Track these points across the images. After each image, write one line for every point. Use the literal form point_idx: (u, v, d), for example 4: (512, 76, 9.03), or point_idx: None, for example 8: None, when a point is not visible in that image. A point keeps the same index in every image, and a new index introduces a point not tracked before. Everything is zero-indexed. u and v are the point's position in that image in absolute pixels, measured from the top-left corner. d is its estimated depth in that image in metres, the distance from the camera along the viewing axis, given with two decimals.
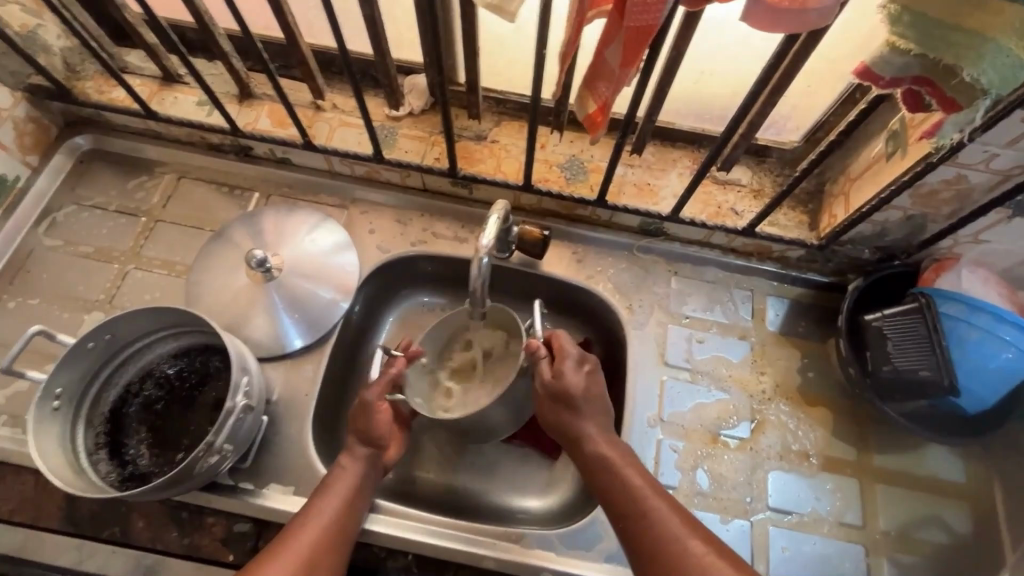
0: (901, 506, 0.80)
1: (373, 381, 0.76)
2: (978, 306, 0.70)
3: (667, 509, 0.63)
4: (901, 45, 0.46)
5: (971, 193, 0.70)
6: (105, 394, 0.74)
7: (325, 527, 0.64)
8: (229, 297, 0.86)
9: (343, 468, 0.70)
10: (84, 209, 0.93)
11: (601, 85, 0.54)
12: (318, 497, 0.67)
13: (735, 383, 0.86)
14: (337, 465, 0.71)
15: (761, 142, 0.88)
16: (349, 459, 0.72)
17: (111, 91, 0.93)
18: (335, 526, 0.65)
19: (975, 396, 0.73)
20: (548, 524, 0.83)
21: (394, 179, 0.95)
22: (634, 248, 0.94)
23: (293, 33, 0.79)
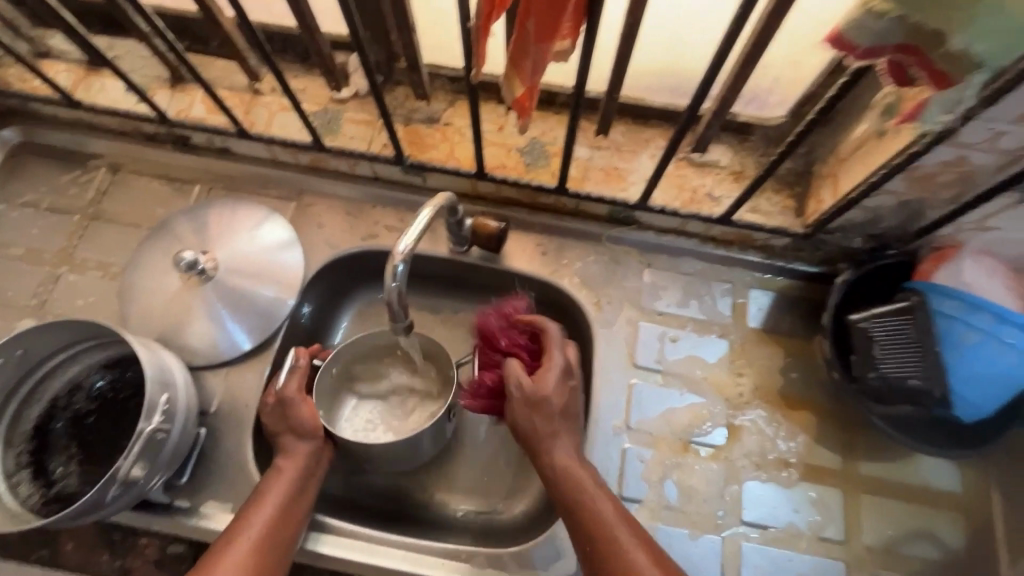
0: (888, 518, 0.74)
1: (289, 377, 0.70)
2: (978, 306, 0.62)
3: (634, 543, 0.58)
4: (877, 5, 0.37)
5: (974, 175, 0.60)
6: (30, 410, 0.70)
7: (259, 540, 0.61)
8: (162, 302, 0.80)
9: (280, 471, 0.66)
10: (14, 208, 0.88)
11: (524, 63, 0.46)
12: (252, 505, 0.64)
13: (710, 386, 0.79)
14: (274, 467, 0.67)
15: (742, 118, 0.78)
16: (287, 459, 0.67)
17: (33, 79, 0.86)
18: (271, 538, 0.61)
19: (971, 405, 0.65)
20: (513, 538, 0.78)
21: (343, 167, 0.88)
22: (603, 237, 0.85)
23: (209, 9, 0.71)
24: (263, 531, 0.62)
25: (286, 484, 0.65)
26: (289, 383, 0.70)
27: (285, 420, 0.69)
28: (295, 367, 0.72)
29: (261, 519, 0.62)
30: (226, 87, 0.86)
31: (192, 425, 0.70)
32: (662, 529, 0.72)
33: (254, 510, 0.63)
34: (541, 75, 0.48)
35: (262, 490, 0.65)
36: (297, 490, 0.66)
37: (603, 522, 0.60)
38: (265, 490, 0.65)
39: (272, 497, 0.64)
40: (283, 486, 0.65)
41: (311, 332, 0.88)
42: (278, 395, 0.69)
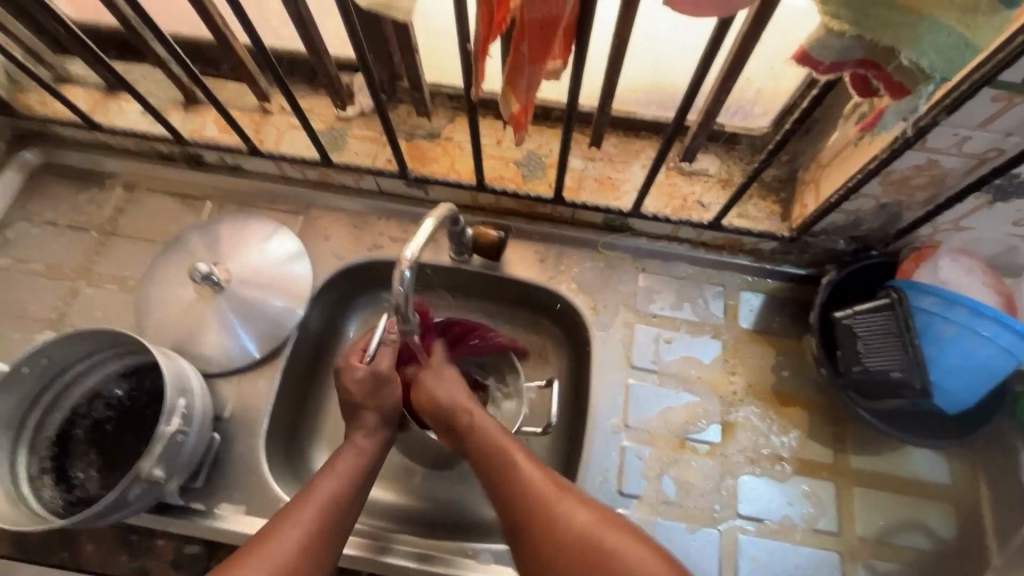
0: (879, 510, 0.76)
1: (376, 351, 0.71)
2: (954, 300, 0.65)
3: (553, 488, 0.62)
4: (836, 26, 0.41)
5: (946, 177, 0.64)
6: (51, 417, 0.74)
7: (324, 507, 0.63)
8: (177, 313, 0.83)
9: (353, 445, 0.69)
10: (34, 226, 0.92)
11: (519, 83, 0.50)
12: (319, 476, 0.66)
13: (704, 385, 0.82)
14: (349, 441, 0.70)
15: (728, 128, 0.82)
16: (365, 437, 0.70)
17: (53, 104, 0.91)
18: (335, 506, 0.64)
19: (950, 395, 0.68)
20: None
21: (349, 182, 0.92)
22: (598, 244, 0.89)
23: (222, 35, 0.75)
24: (329, 501, 0.64)
25: (356, 463, 0.68)
26: (382, 357, 0.71)
27: (374, 396, 0.70)
28: (385, 339, 0.72)
29: (331, 490, 0.65)
30: (237, 107, 0.91)
31: (208, 430, 0.73)
32: (661, 523, 0.75)
33: (321, 481, 0.65)
34: (535, 93, 0.52)
35: (335, 465, 0.67)
36: (365, 468, 0.69)
37: (543, 496, 0.61)
38: (336, 465, 0.68)
39: (340, 470, 0.67)
40: (352, 461, 0.68)
41: (319, 341, 0.91)
42: (371, 367, 0.70)
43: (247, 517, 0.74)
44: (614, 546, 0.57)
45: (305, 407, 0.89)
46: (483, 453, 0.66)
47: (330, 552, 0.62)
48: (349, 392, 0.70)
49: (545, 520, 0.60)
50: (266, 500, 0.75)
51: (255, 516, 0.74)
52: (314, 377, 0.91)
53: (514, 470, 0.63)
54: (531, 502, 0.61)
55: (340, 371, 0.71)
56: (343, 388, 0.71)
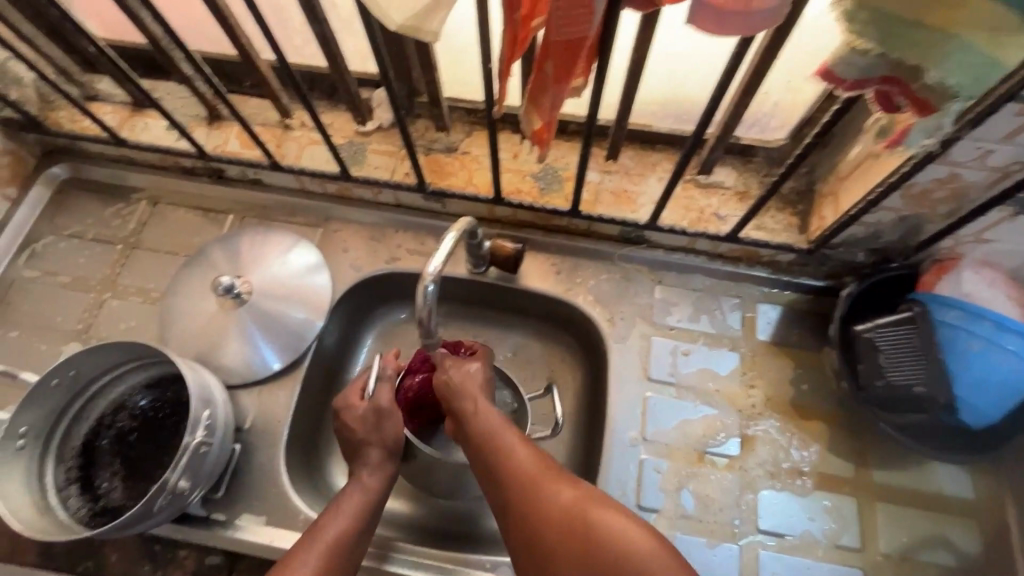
0: (903, 526, 0.75)
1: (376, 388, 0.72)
2: (981, 314, 0.64)
3: (539, 473, 0.61)
4: (860, 45, 0.42)
5: (967, 190, 0.64)
6: (78, 428, 0.75)
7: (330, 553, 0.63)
8: (199, 325, 0.85)
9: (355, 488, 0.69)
10: (62, 239, 0.94)
11: (542, 101, 0.51)
12: (326, 518, 0.66)
13: (722, 397, 0.82)
14: (354, 482, 0.70)
15: (745, 141, 0.82)
16: (371, 475, 0.70)
17: (82, 120, 0.93)
18: (339, 553, 0.64)
19: (977, 410, 0.67)
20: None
21: (367, 196, 0.93)
22: (615, 256, 0.89)
23: (247, 54, 0.77)
24: (336, 543, 0.64)
25: (361, 501, 0.68)
26: (382, 393, 0.72)
27: (377, 431, 0.71)
28: (383, 375, 0.74)
29: (337, 532, 0.65)
30: (259, 123, 0.93)
31: (229, 442, 0.74)
32: (680, 538, 0.74)
33: (327, 521, 0.65)
34: (558, 111, 0.52)
35: (341, 504, 0.67)
36: (369, 507, 0.68)
37: (524, 470, 0.62)
38: (343, 505, 0.67)
39: (348, 512, 0.67)
40: (358, 503, 0.68)
41: (338, 352, 0.92)
42: (371, 403, 0.71)
43: (268, 529, 0.74)
44: (602, 521, 0.56)
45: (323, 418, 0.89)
46: (476, 442, 0.65)
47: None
48: (352, 429, 0.71)
49: (531, 506, 0.59)
50: (286, 511, 0.76)
51: (276, 528, 0.75)
52: (331, 388, 0.91)
53: (511, 457, 0.63)
54: (527, 486, 0.60)
55: (339, 411, 0.72)
56: (344, 425, 0.72)
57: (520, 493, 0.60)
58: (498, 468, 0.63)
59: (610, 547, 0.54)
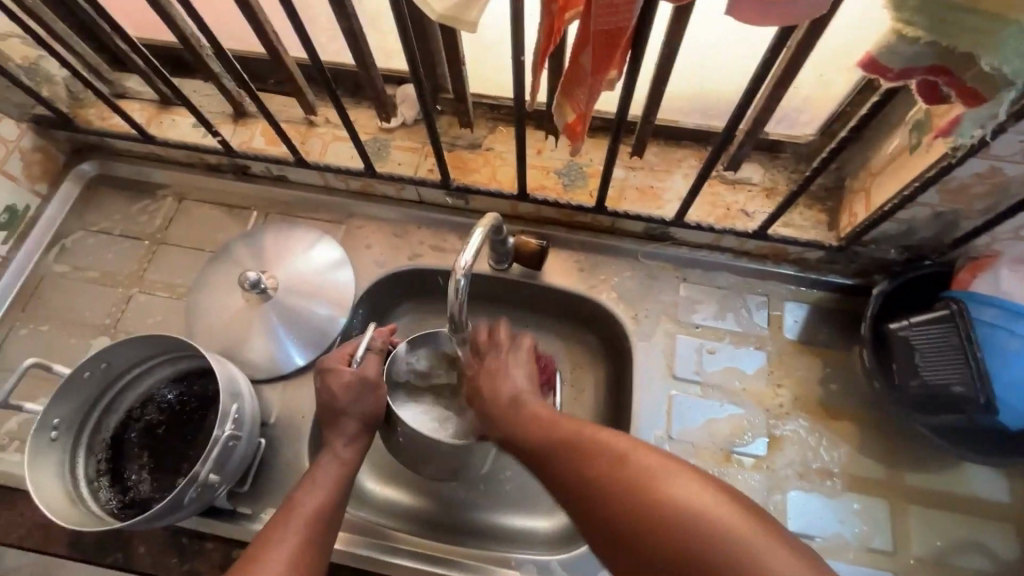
0: (936, 529, 0.73)
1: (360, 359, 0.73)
2: (1019, 313, 0.64)
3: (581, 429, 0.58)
4: (909, 33, 0.41)
5: (1007, 186, 0.62)
6: (107, 420, 0.76)
7: (307, 522, 0.62)
8: (225, 320, 0.85)
9: (326, 459, 0.69)
10: (91, 235, 0.95)
11: (577, 94, 0.50)
12: (301, 490, 0.65)
13: (749, 397, 0.81)
14: (322, 456, 0.69)
15: (773, 136, 0.81)
16: (347, 447, 0.70)
17: (111, 118, 0.94)
18: (317, 521, 0.63)
19: (1015, 413, 0.65)
20: (534, 546, 0.80)
21: (390, 192, 0.93)
22: (638, 253, 0.88)
23: (276, 50, 0.78)
24: (315, 516, 0.63)
25: (333, 475, 0.67)
26: (369, 363, 0.73)
27: (356, 401, 0.71)
28: (373, 346, 0.75)
29: (315, 504, 0.64)
30: (284, 120, 0.93)
31: (255, 436, 0.75)
32: None
33: (303, 495, 0.65)
34: (593, 103, 0.52)
35: (316, 478, 0.67)
36: (340, 480, 0.68)
37: (561, 430, 0.60)
38: (318, 477, 0.67)
39: (324, 484, 0.66)
40: (334, 475, 0.68)
41: None
42: (358, 372, 0.71)
43: None
44: (644, 467, 0.51)
45: None
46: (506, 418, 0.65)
47: (326, 554, 0.63)
48: (332, 396, 0.70)
49: (573, 462, 0.56)
50: None
51: None
52: None
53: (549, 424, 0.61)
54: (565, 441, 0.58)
55: (324, 373, 0.72)
56: (326, 391, 0.71)
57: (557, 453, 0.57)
58: (531, 435, 0.62)
59: (659, 490, 0.49)
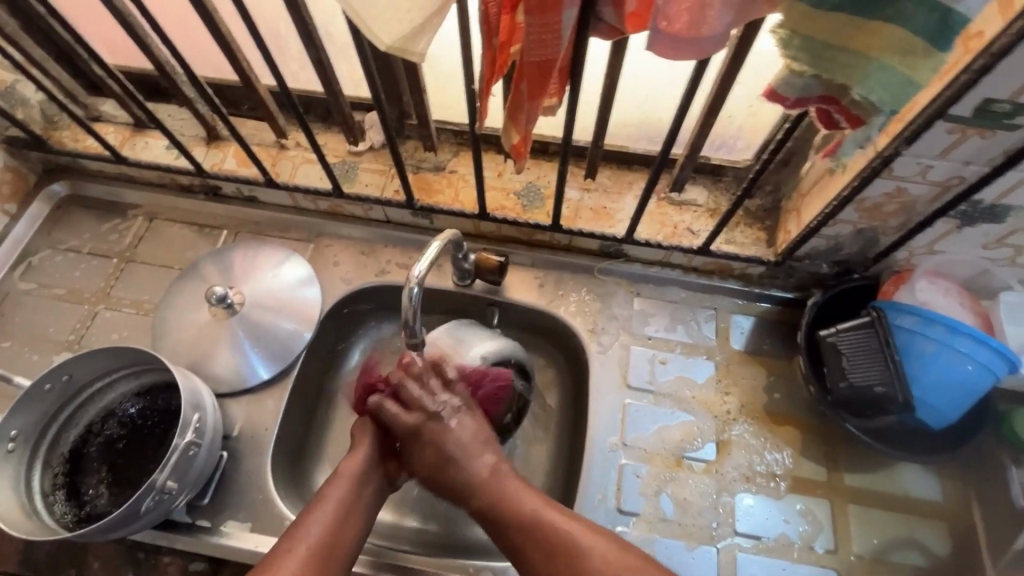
0: (875, 528, 0.77)
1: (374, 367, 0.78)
2: (933, 319, 0.70)
3: (558, 517, 0.61)
4: (796, 66, 0.47)
5: (915, 205, 0.69)
6: (66, 434, 0.76)
7: (314, 547, 0.59)
8: (191, 336, 0.87)
9: (340, 477, 0.66)
10: (59, 252, 0.96)
11: (518, 120, 0.56)
12: (310, 509, 0.63)
13: (699, 405, 0.85)
14: (337, 470, 0.67)
15: (714, 161, 0.88)
16: (349, 462, 0.67)
17: (85, 139, 0.97)
18: (327, 545, 0.60)
19: (935, 411, 0.72)
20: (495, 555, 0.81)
21: (358, 212, 0.97)
22: (595, 270, 0.93)
23: (249, 77, 0.82)
24: (327, 528, 0.61)
25: (345, 491, 0.65)
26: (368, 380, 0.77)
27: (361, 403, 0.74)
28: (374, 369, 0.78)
29: (326, 520, 0.62)
30: (255, 143, 0.97)
31: (216, 448, 0.76)
32: (660, 541, 0.76)
33: (315, 509, 0.63)
34: (533, 126, 0.57)
35: (324, 493, 0.64)
36: (353, 495, 0.65)
37: (542, 520, 0.60)
38: (328, 497, 0.64)
39: (333, 500, 0.64)
40: (343, 491, 0.65)
41: (327, 364, 0.94)
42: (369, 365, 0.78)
43: (252, 534, 0.76)
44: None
45: (311, 429, 0.90)
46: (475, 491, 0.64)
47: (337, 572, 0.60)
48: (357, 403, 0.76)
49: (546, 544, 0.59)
50: (272, 518, 0.77)
51: (260, 534, 0.76)
52: (321, 397, 0.93)
53: (556, 540, 0.59)
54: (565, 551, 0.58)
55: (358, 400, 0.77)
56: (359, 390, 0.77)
57: (541, 553, 0.59)
58: (522, 534, 0.60)
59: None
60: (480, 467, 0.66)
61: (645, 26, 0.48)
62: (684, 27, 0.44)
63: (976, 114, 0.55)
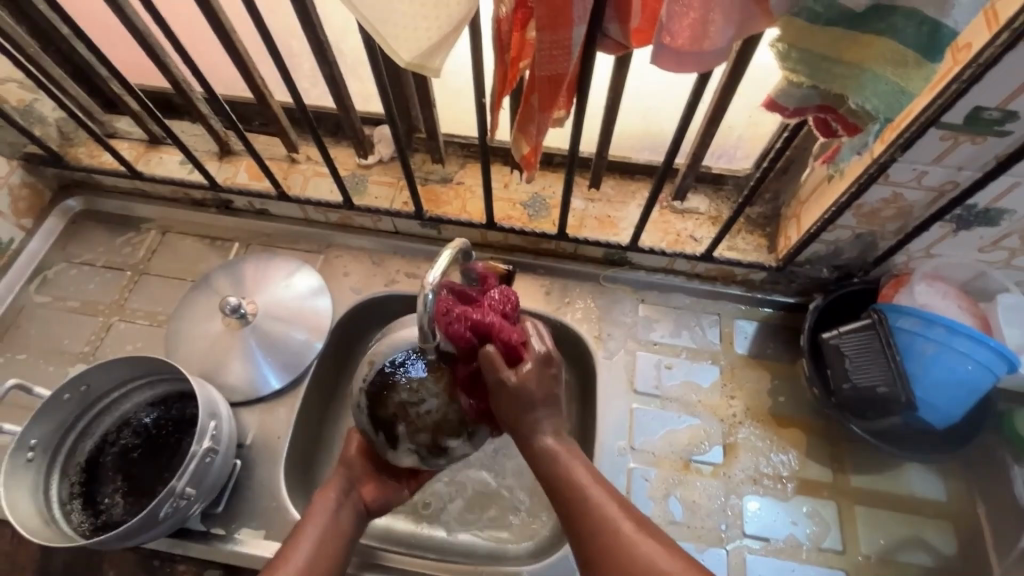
0: (882, 529, 0.78)
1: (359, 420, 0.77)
2: (933, 320, 0.71)
3: (604, 496, 0.58)
4: (794, 78, 0.50)
5: (911, 209, 0.72)
6: (82, 444, 0.77)
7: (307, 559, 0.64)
8: (205, 346, 0.88)
9: (325, 495, 0.71)
10: (73, 266, 0.98)
11: (529, 133, 0.58)
12: (304, 523, 0.67)
13: (705, 408, 0.86)
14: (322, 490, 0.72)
15: (715, 170, 0.90)
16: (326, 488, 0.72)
17: (101, 155, 0.99)
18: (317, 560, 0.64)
19: (939, 410, 0.74)
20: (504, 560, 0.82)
21: (367, 223, 0.99)
22: (600, 277, 0.95)
23: (263, 94, 0.85)
24: (307, 562, 0.63)
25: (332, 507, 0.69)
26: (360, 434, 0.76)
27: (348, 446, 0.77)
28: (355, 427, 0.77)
29: (317, 534, 0.66)
30: (267, 157, 1.00)
31: (231, 455, 0.77)
32: None
33: (296, 545, 0.65)
34: (543, 137, 0.59)
35: (314, 508, 0.69)
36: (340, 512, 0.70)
37: (591, 495, 0.58)
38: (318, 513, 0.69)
39: (322, 516, 0.68)
40: (329, 509, 0.69)
41: (337, 373, 0.95)
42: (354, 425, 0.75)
43: (266, 541, 0.77)
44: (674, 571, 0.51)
45: (322, 438, 0.91)
46: (540, 462, 0.62)
47: None
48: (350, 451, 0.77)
49: (590, 522, 0.57)
50: (285, 525, 0.78)
51: (274, 541, 0.77)
52: (331, 405, 0.94)
53: (597, 514, 0.57)
54: (619, 546, 0.54)
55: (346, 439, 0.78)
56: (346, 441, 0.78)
57: (586, 526, 0.57)
58: (570, 507, 0.59)
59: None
60: (548, 430, 0.63)
61: (649, 41, 0.50)
62: (687, 43, 0.46)
63: (968, 121, 0.58)
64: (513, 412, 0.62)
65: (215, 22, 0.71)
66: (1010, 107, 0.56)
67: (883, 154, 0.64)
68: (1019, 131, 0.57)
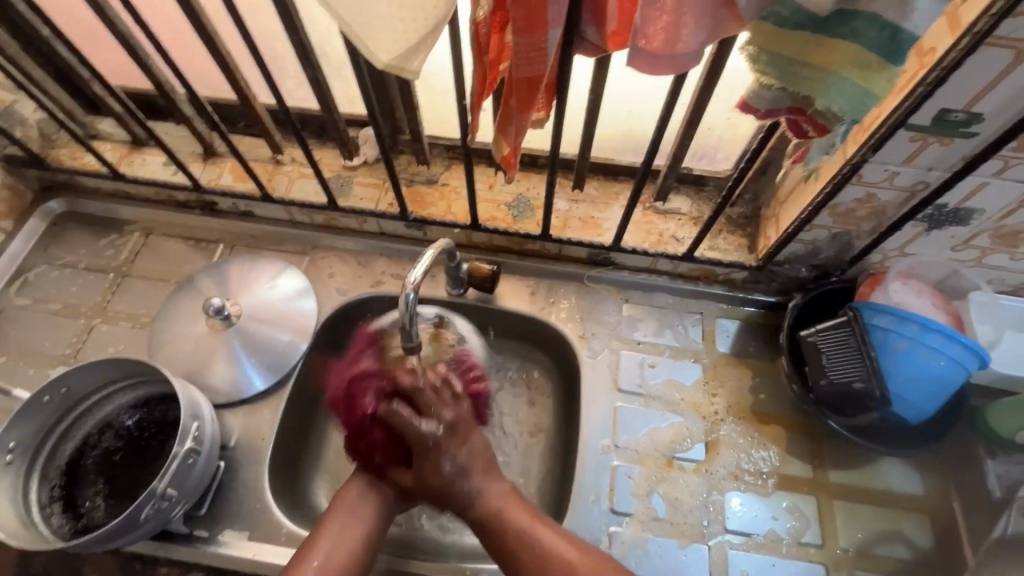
0: (860, 523, 0.80)
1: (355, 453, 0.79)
2: (907, 318, 0.73)
3: (551, 533, 0.67)
4: (765, 80, 0.51)
5: (885, 209, 0.73)
6: (63, 447, 0.76)
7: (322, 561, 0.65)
8: (189, 348, 0.88)
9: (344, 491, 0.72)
10: (54, 268, 0.97)
11: (508, 135, 0.59)
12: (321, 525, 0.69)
13: (688, 406, 0.87)
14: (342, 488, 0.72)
15: (697, 171, 0.92)
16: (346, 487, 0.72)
17: (83, 157, 0.99)
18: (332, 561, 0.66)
19: (912, 406, 0.76)
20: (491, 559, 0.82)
21: (352, 225, 0.99)
22: (585, 277, 0.96)
23: (247, 96, 0.85)
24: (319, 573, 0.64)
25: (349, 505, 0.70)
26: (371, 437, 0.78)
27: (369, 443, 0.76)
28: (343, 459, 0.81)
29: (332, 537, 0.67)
30: (252, 159, 1.00)
31: (214, 457, 0.76)
32: (652, 540, 0.78)
33: (306, 558, 0.66)
34: (522, 138, 0.60)
35: (333, 507, 0.70)
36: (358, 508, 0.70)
37: (538, 536, 0.66)
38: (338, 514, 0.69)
39: (339, 516, 0.69)
40: (346, 508, 0.70)
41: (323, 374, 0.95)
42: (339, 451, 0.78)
43: (250, 543, 0.77)
44: None
45: (307, 439, 0.91)
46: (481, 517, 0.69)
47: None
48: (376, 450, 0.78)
49: (537, 558, 0.65)
50: (270, 526, 0.78)
51: (258, 542, 0.77)
52: (316, 407, 0.93)
53: (546, 551, 0.65)
54: None
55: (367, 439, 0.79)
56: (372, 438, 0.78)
57: (535, 562, 0.65)
58: (517, 548, 0.66)
59: None
60: (484, 494, 0.69)
61: (625, 45, 0.51)
62: (659, 45, 0.47)
63: (935, 122, 0.60)
64: (441, 490, 0.68)
65: (196, 24, 0.72)
66: (974, 109, 0.57)
67: (857, 154, 0.66)
68: (985, 132, 0.59)
